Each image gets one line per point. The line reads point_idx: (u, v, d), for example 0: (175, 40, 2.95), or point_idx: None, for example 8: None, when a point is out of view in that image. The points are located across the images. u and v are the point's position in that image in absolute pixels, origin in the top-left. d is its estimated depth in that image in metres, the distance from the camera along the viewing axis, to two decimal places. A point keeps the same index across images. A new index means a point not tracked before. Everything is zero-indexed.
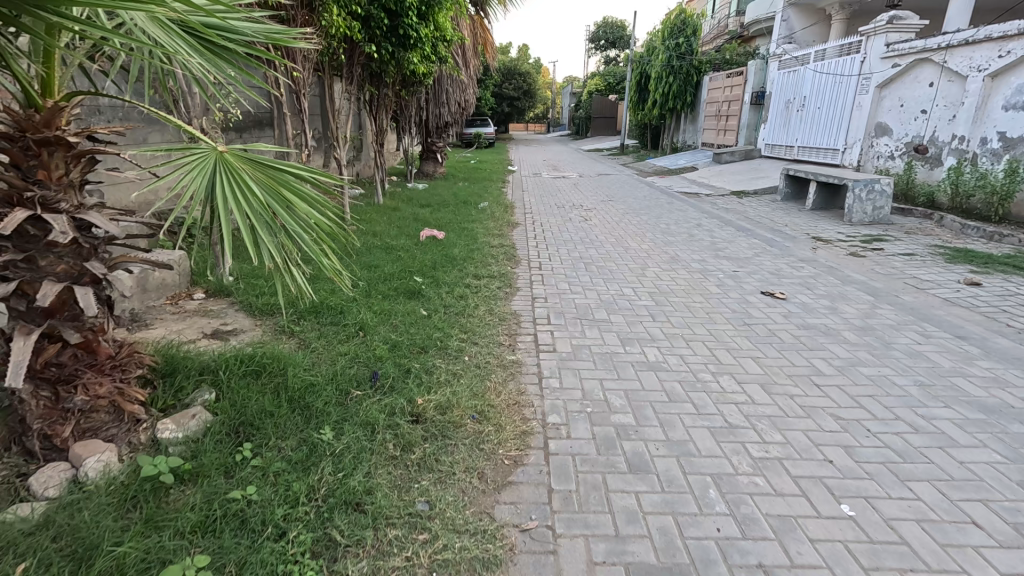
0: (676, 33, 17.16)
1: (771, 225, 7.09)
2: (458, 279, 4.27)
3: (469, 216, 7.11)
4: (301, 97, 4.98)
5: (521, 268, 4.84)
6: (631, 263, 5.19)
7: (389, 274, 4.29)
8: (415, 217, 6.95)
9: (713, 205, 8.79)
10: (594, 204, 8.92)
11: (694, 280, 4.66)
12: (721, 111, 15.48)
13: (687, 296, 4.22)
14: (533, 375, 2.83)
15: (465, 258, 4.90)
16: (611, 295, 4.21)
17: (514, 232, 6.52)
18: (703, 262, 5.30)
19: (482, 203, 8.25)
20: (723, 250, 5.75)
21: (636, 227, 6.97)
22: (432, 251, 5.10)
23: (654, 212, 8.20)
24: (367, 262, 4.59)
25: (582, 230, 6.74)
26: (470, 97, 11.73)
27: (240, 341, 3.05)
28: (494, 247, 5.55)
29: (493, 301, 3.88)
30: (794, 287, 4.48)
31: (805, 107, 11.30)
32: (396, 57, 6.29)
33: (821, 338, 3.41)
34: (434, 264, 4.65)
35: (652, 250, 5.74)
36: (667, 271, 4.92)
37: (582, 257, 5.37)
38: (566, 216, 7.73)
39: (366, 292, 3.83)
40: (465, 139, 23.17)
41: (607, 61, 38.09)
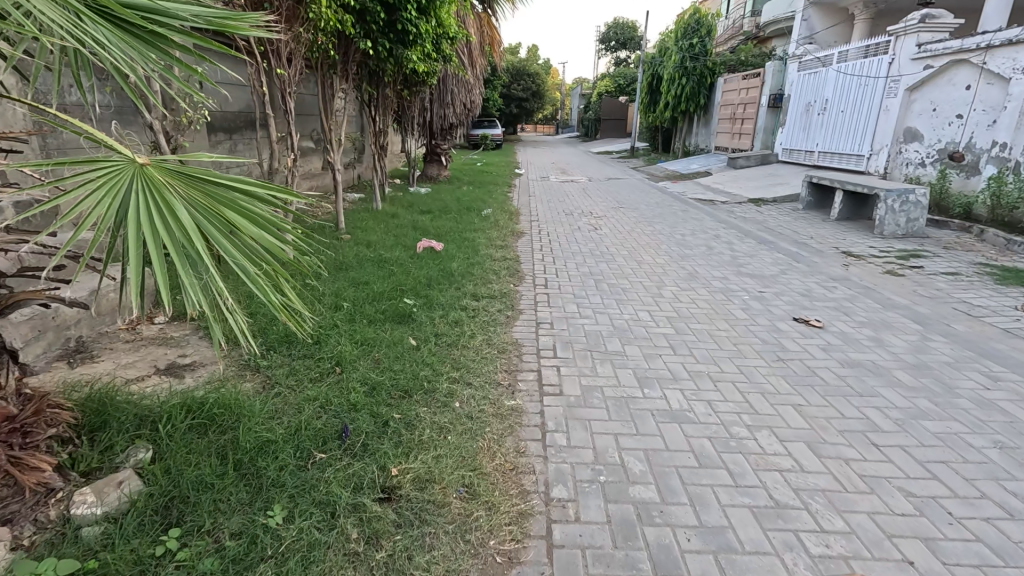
0: (689, 34, 16.66)
1: (794, 237, 6.61)
2: (454, 300, 3.84)
3: (472, 224, 6.69)
4: (288, 98, 4.59)
5: (525, 286, 4.41)
6: (645, 280, 4.74)
7: (378, 293, 3.87)
8: (414, 225, 6.54)
9: (730, 214, 8.30)
10: (604, 211, 8.45)
11: (716, 302, 4.19)
12: (736, 114, 14.96)
13: (710, 322, 3.76)
14: (534, 427, 2.39)
15: (463, 273, 4.47)
16: (624, 320, 3.75)
17: (519, 242, 6.09)
18: (725, 279, 4.83)
19: (486, 209, 7.83)
20: (746, 266, 5.29)
21: (649, 238, 6.51)
22: (428, 265, 4.66)
23: (668, 220, 7.73)
24: (356, 279, 4.18)
25: (592, 240, 6.29)
26: (476, 98, 11.31)
27: (196, 379, 2.62)
28: (496, 260, 5.12)
29: (491, 327, 3.44)
30: (830, 312, 4.01)
31: (827, 110, 10.78)
32: (395, 55, 5.89)
33: (871, 380, 2.93)
34: (429, 281, 4.22)
35: (668, 265, 5.28)
36: (685, 291, 4.46)
37: (592, 273, 4.93)
38: (575, 225, 7.28)
39: (349, 317, 3.41)
40: (473, 140, 22.81)
41: (618, 62, 37.62)
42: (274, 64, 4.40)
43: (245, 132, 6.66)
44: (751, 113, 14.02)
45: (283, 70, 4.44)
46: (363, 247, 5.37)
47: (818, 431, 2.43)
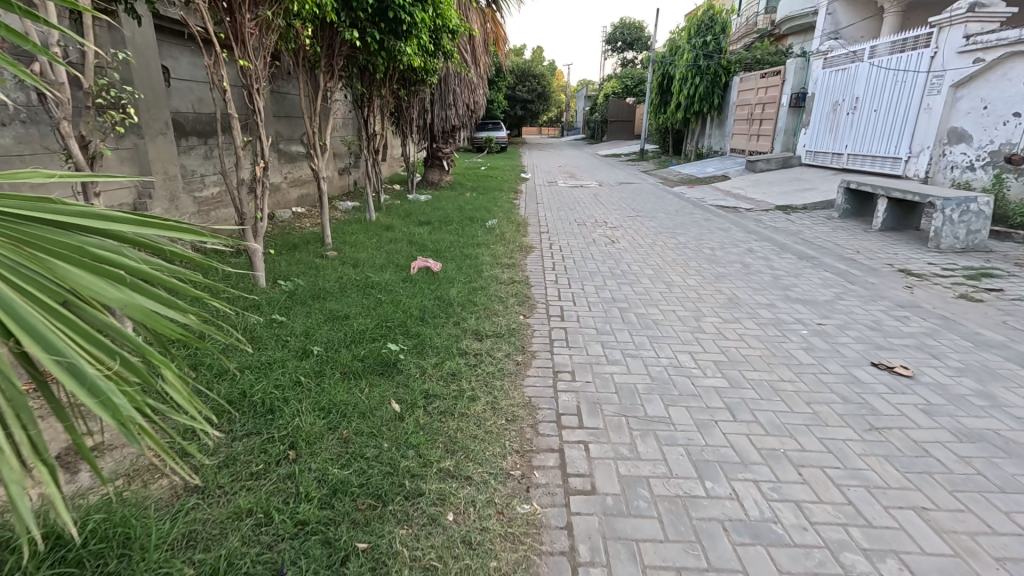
0: (703, 31, 15.94)
1: (837, 252, 5.87)
2: (450, 341, 3.13)
3: (475, 238, 5.98)
4: (255, 96, 3.84)
5: (537, 318, 3.71)
6: (678, 308, 4.02)
7: (358, 332, 3.19)
8: (409, 239, 5.84)
9: (758, 223, 7.57)
10: (620, 220, 7.74)
11: (769, 339, 3.46)
12: (754, 114, 14.22)
13: (767, 369, 3.03)
14: (561, 559, 1.66)
15: (463, 303, 3.75)
16: (662, 367, 3.03)
17: (528, 259, 5.39)
18: (772, 307, 4.10)
19: (490, 219, 7.12)
20: (793, 290, 4.55)
21: (674, 253, 5.77)
22: (424, 291, 3.97)
23: (691, 231, 7.00)
24: (333, 312, 3.50)
25: (611, 257, 5.58)
26: (481, 99, 10.63)
27: (94, 473, 1.91)
28: (503, 282, 4.41)
29: (495, 381, 2.72)
30: (914, 354, 3.25)
31: (858, 110, 10.02)
32: (386, 47, 5.17)
33: (1007, 466, 2.18)
34: (424, 313, 3.53)
35: (702, 288, 4.54)
36: (729, 323, 3.74)
37: (615, 298, 4.21)
38: (589, 237, 6.57)
39: (316, 369, 2.72)
40: (477, 143, 22.16)
41: (625, 62, 36.94)
42: (238, 54, 3.66)
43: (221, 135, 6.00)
44: (770, 113, 13.27)
45: (248, 61, 3.69)
46: (348, 267, 4.68)
47: (969, 563, 1.69)
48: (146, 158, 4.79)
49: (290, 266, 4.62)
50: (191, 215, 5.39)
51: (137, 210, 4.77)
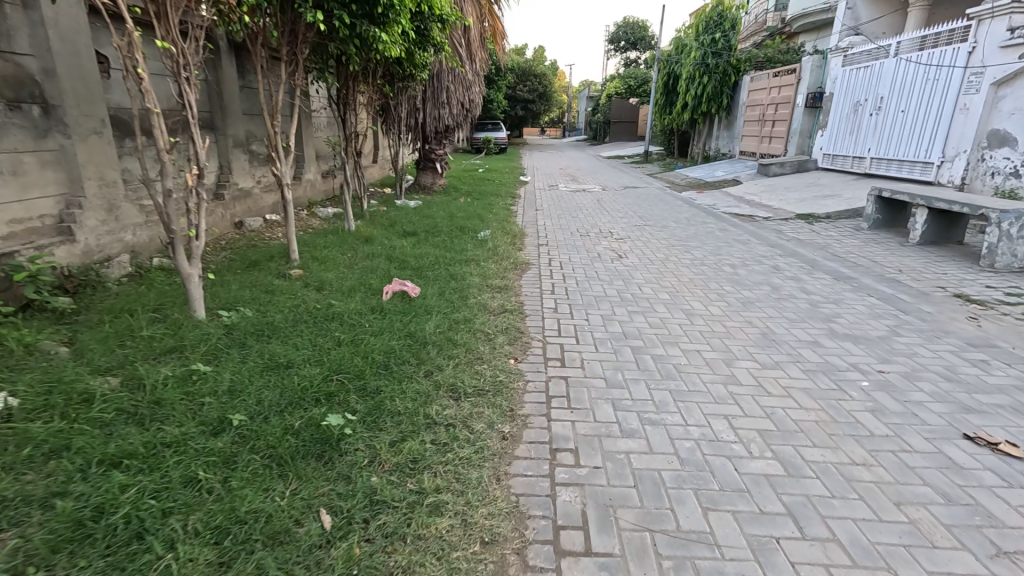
0: (711, 28, 15.25)
1: (876, 270, 5.16)
2: (417, 404, 2.41)
3: (463, 252, 5.27)
4: (185, 87, 3.07)
5: (532, 364, 2.99)
6: (705, 348, 3.31)
7: (300, 390, 2.48)
8: (389, 254, 5.13)
9: (779, 234, 6.86)
10: (627, 230, 7.04)
11: (824, 397, 2.74)
12: (766, 115, 13.50)
13: (831, 447, 2.31)
14: None
15: (439, 343, 3.05)
16: (692, 442, 2.31)
17: (523, 279, 4.68)
18: (816, 346, 3.39)
19: (483, 229, 6.43)
20: (837, 322, 3.83)
21: (690, 272, 5.07)
22: (397, 324, 3.29)
23: (707, 244, 6.29)
24: (274, 357, 2.80)
25: (619, 277, 4.87)
26: (477, 96, 9.89)
27: None
28: (491, 312, 3.71)
29: (469, 471, 2.01)
30: (1013, 420, 2.53)
31: (882, 110, 9.30)
32: (358, 32, 4.44)
33: None
34: (389, 361, 2.82)
35: (729, 319, 3.83)
36: (769, 370, 3.03)
37: (625, 333, 3.51)
38: (593, 250, 5.86)
39: (228, 452, 2.01)
40: (475, 144, 21.47)
41: (629, 61, 36.26)
42: (158, 33, 2.91)
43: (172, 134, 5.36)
44: (784, 114, 12.56)
45: (171, 43, 2.93)
46: (312, 292, 4.00)
47: None
48: (76, 160, 4.09)
49: (242, 291, 3.91)
50: (136, 226, 4.70)
51: (65, 222, 4.08)
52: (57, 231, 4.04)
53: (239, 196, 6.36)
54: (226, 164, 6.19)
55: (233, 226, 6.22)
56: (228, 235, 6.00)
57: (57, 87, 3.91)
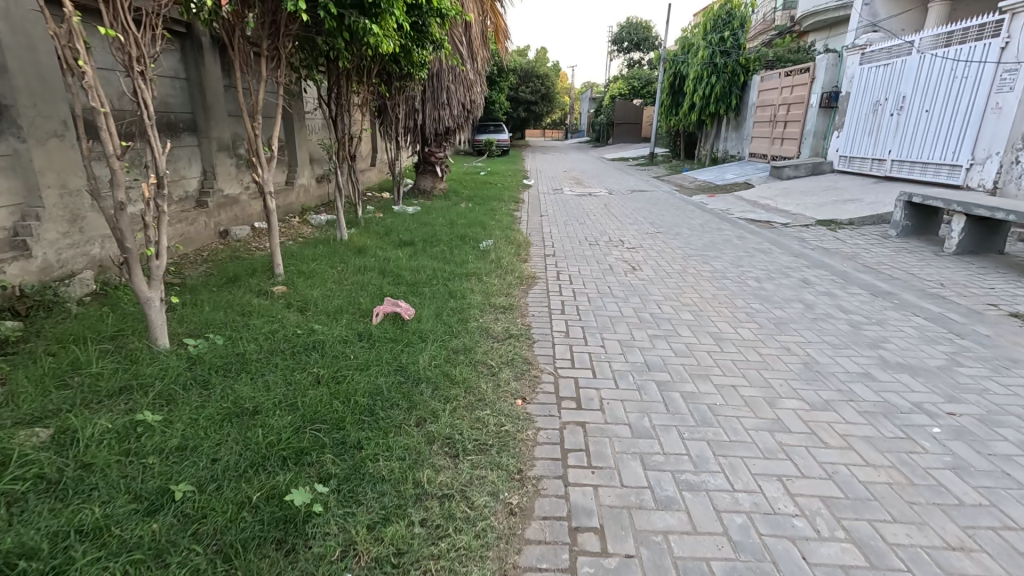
0: (720, 26, 14.80)
1: (916, 284, 4.71)
2: (405, 467, 1.99)
3: (463, 265, 4.83)
4: (139, 83, 2.63)
5: (541, 405, 2.57)
6: (741, 384, 2.86)
7: (264, 447, 2.05)
8: (382, 267, 4.71)
9: (802, 243, 6.41)
10: (638, 239, 6.59)
11: (893, 450, 2.29)
12: (777, 115, 13.06)
13: (917, 522, 1.87)
14: None
15: (435, 381, 2.62)
16: (744, 517, 1.87)
17: (530, 296, 4.25)
18: (868, 379, 2.95)
19: (485, 238, 5.99)
20: (886, 348, 3.38)
21: (712, 287, 4.63)
22: (386, 357, 2.87)
23: (726, 253, 5.85)
24: (239, 401, 2.38)
25: (635, 292, 4.43)
26: (479, 97, 9.47)
27: None
28: (495, 338, 3.28)
29: (468, 570, 1.59)
30: None
31: (904, 110, 8.85)
32: (347, 24, 4.01)
33: None
34: (375, 406, 2.40)
35: (763, 345, 3.40)
36: (821, 413, 2.59)
37: (647, 363, 3.07)
38: (604, 262, 5.42)
39: (162, 543, 1.58)
40: (477, 146, 21.08)
41: (632, 62, 35.78)
42: (104, 19, 2.47)
43: None
44: (797, 114, 12.11)
45: (118, 30, 2.49)
46: (294, 315, 3.57)
47: None
48: (32, 166, 3.67)
49: (215, 313, 3.49)
50: (104, 238, 4.29)
51: (20, 235, 3.63)
52: (10, 246, 3.60)
53: (224, 203, 5.95)
54: (210, 170, 5.78)
55: (217, 236, 5.81)
56: (211, 246, 5.59)
57: (9, 85, 3.49)
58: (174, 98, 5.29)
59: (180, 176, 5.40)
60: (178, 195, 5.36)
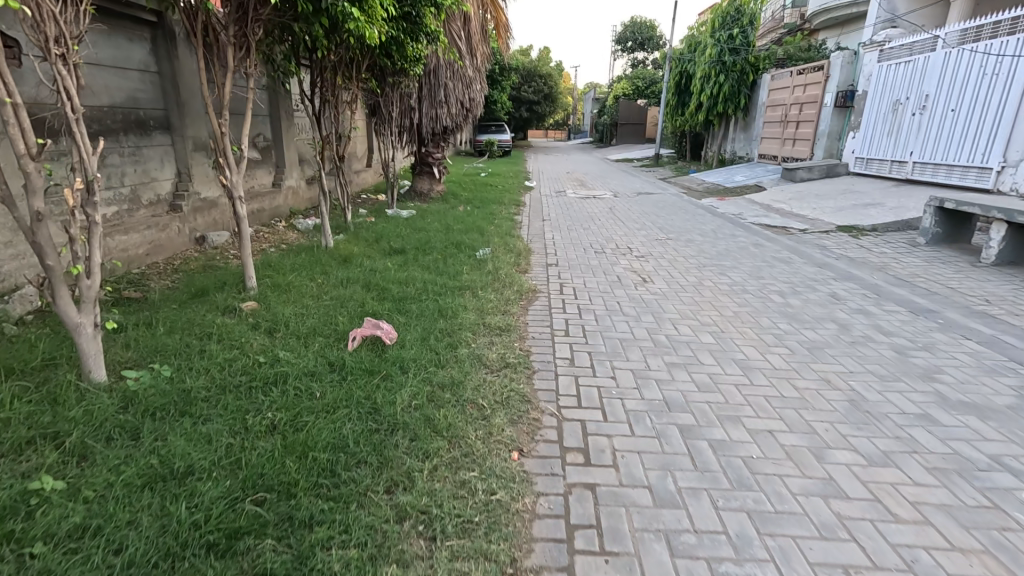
0: (729, 23, 14.33)
1: (958, 300, 4.25)
2: (363, 561, 1.55)
3: (458, 276, 4.38)
4: (58, 67, 2.17)
5: (540, 461, 2.12)
6: (779, 430, 2.41)
7: (186, 528, 1.61)
8: (367, 279, 4.27)
9: (824, 252, 5.95)
10: (647, 246, 6.13)
11: (981, 526, 1.83)
12: (788, 115, 12.59)
13: None
14: None
15: (413, 430, 2.18)
16: None
17: (529, 314, 3.79)
18: (930, 423, 2.48)
19: (482, 246, 5.54)
20: (942, 381, 2.91)
21: (733, 303, 4.17)
22: (359, 394, 2.43)
23: (744, 263, 5.39)
24: (168, 458, 1.93)
25: (647, 309, 3.97)
26: (478, 94, 9.03)
27: None
28: (489, 368, 2.83)
29: None
30: None
31: (928, 109, 8.38)
32: (324, 8, 3.55)
33: None
34: (338, 463, 1.96)
35: (798, 376, 2.94)
36: (882, 471, 2.13)
37: (665, 402, 2.61)
38: (612, 272, 4.96)
39: None
40: (477, 147, 20.63)
41: (637, 62, 35.28)
42: None
43: (114, 135, 4.52)
44: (809, 114, 11.64)
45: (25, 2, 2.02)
46: (261, 338, 3.13)
47: None
48: None
49: (169, 337, 3.05)
50: None
51: None
52: None
53: (202, 207, 5.52)
54: (186, 171, 5.34)
55: (193, 243, 5.38)
56: (185, 254, 5.16)
57: None
58: (144, 93, 4.85)
59: (151, 178, 4.97)
60: (148, 198, 4.93)
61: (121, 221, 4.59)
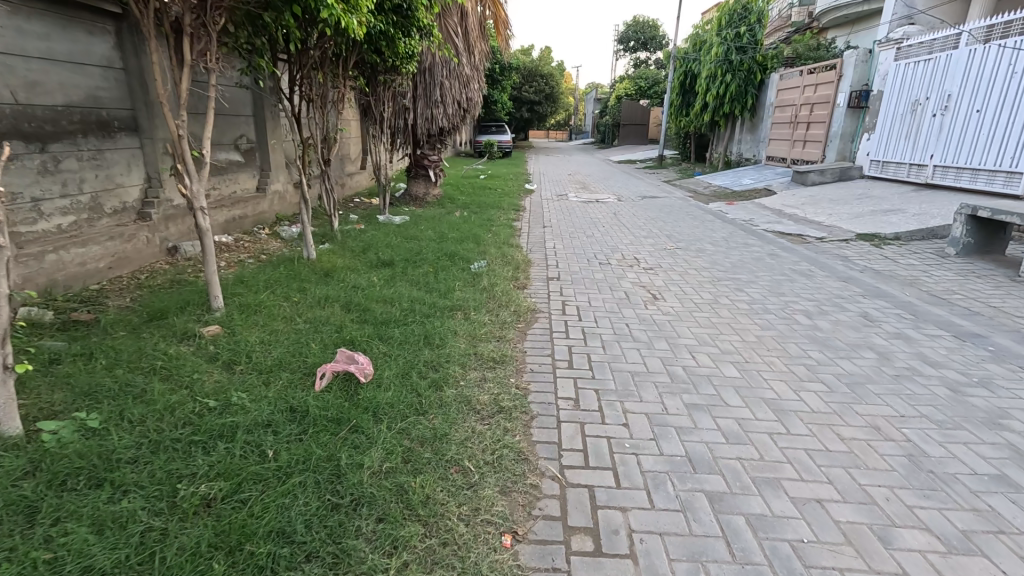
0: (736, 22, 13.88)
1: (1006, 322, 3.82)
2: None
3: (448, 294, 3.96)
4: None
5: (539, 550, 1.69)
6: (830, 499, 1.98)
7: None
8: (348, 297, 3.84)
9: (846, 263, 5.52)
10: (655, 256, 5.70)
11: None
12: (798, 116, 12.15)
13: None
14: None
15: (380, 510, 1.76)
16: None
17: (528, 339, 3.36)
18: (1014, 491, 2.04)
19: (478, 258, 5.12)
20: (1012, 429, 2.48)
21: (756, 326, 3.74)
22: (319, 453, 2.01)
23: (762, 277, 4.96)
24: (63, 555, 1.52)
25: (660, 333, 3.54)
26: (476, 94, 8.59)
27: None
28: (478, 414, 2.40)
29: None
30: None
31: (950, 110, 7.94)
32: None
33: None
34: (279, 561, 1.55)
35: (842, 423, 2.51)
36: (967, 563, 1.70)
37: (690, 460, 2.18)
38: (618, 288, 4.53)
39: None
40: (477, 147, 20.22)
41: (638, 62, 34.89)
42: None
43: (71, 137, 4.10)
44: (821, 115, 11.20)
45: None
46: (217, 374, 2.71)
47: None
48: None
49: (111, 373, 2.64)
50: None
51: None
52: None
53: (174, 214, 5.11)
54: (156, 175, 4.92)
55: (164, 253, 4.96)
56: (154, 266, 4.75)
57: None
58: (108, 91, 4.43)
59: (116, 184, 4.55)
60: (112, 206, 4.51)
61: (79, 232, 4.17)
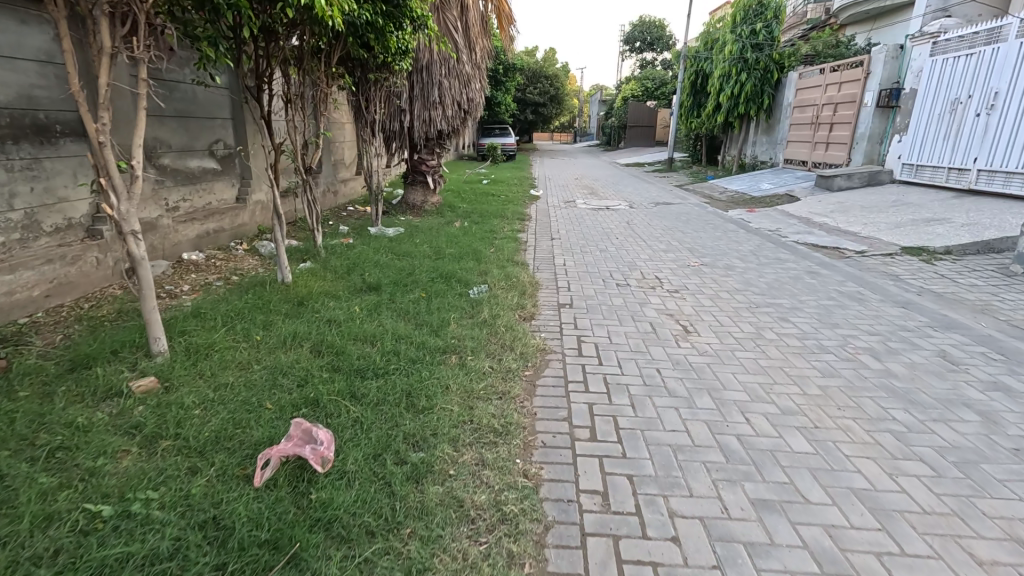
0: (751, 18, 13.22)
1: None
2: None
3: (442, 330, 3.31)
4: None
5: None
6: None
7: None
8: (319, 335, 3.19)
9: (899, 283, 4.82)
10: (680, 276, 5.01)
11: None
12: (820, 117, 11.45)
13: None
14: None
15: None
16: None
17: (539, 395, 2.69)
18: None
19: (478, 280, 4.46)
20: None
21: (815, 371, 3.06)
22: None
23: (807, 303, 4.28)
24: None
25: (701, 384, 2.86)
26: (478, 94, 7.92)
27: None
28: (473, 528, 1.74)
29: None
30: None
31: (997, 109, 7.24)
32: None
33: None
34: None
35: (969, 533, 1.84)
36: None
37: None
38: (642, 318, 3.86)
39: None
40: (480, 150, 19.55)
41: (644, 62, 34.25)
42: None
43: None
44: (845, 115, 10.50)
45: None
46: (132, 457, 2.06)
47: None
48: None
49: None
50: None
51: None
52: None
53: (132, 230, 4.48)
54: None
55: (118, 275, 4.33)
56: (105, 292, 4.12)
57: None
58: (46, 89, 3.80)
59: (59, 198, 3.92)
60: (53, 223, 3.89)
61: (8, 256, 3.54)
